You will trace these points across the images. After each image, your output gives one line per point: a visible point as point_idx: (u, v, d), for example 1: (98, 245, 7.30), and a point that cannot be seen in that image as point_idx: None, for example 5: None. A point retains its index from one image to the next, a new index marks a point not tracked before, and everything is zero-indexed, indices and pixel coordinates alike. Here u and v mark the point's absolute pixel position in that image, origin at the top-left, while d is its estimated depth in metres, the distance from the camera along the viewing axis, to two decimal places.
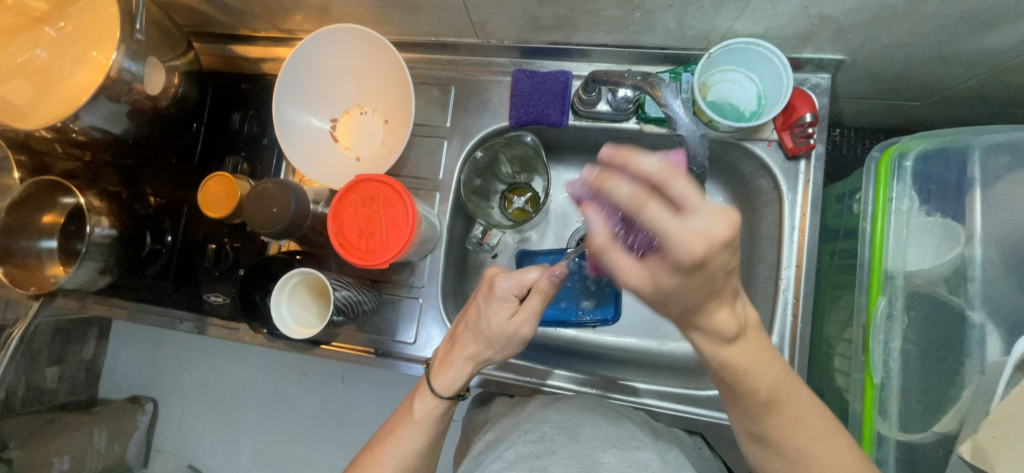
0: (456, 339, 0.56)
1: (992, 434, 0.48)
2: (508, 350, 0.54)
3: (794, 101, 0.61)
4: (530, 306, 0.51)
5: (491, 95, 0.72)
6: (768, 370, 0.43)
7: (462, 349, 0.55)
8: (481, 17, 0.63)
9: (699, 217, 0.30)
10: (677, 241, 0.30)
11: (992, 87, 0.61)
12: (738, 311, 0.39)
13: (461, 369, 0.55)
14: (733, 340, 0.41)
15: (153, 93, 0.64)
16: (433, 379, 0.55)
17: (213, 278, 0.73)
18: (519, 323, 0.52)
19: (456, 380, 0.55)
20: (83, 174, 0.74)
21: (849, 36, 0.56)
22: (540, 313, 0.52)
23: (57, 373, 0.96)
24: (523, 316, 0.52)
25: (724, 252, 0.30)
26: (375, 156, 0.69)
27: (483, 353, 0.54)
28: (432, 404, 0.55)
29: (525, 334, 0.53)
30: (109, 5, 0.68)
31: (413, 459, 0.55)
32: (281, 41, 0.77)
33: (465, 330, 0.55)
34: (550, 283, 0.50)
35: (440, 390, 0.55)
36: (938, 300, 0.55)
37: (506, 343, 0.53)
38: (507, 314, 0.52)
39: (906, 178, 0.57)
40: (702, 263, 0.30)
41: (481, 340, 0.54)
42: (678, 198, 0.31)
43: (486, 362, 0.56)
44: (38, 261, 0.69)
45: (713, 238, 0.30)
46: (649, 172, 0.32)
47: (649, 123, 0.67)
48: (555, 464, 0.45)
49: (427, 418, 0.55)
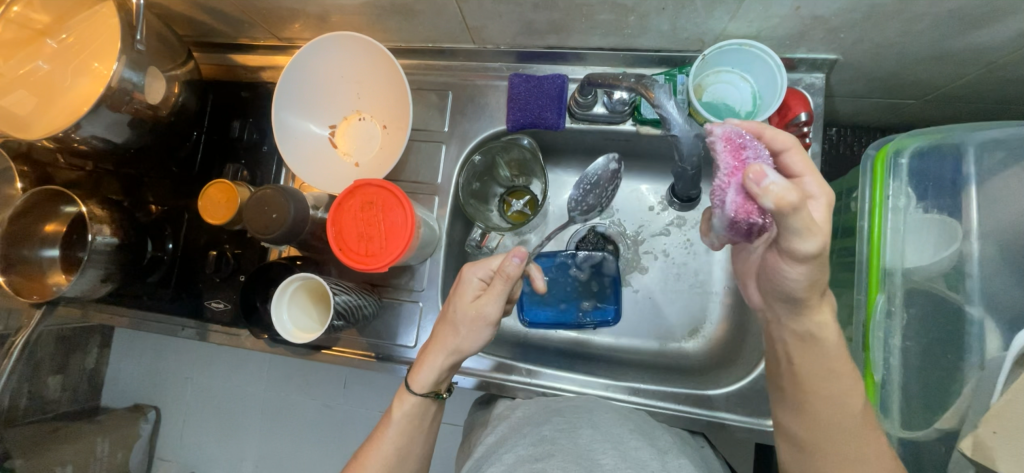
0: (432, 335, 0.57)
1: (992, 429, 0.48)
2: (474, 336, 0.54)
3: (789, 100, 0.62)
4: (494, 288, 0.52)
5: (488, 99, 0.73)
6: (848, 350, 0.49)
7: (436, 343, 0.55)
8: (478, 22, 0.64)
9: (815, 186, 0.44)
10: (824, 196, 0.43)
11: (984, 84, 0.62)
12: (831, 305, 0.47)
13: (429, 362, 0.55)
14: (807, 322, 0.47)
15: (153, 102, 0.65)
16: (409, 375, 0.56)
17: (215, 284, 0.74)
18: (481, 304, 0.53)
19: (425, 372, 0.55)
20: (86, 183, 0.75)
21: (842, 36, 0.56)
22: (506, 296, 0.52)
23: (60, 383, 0.96)
24: (487, 296, 0.52)
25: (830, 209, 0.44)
26: (374, 162, 0.69)
27: (452, 342, 0.54)
28: (409, 403, 0.56)
29: (491, 315, 0.53)
30: (109, 17, 0.68)
31: (394, 459, 0.55)
32: (279, 49, 0.78)
33: (439, 324, 0.56)
34: (514, 266, 0.50)
35: (413, 384, 0.55)
36: (937, 296, 0.55)
37: (471, 329, 0.53)
38: (472, 296, 0.53)
39: (902, 175, 0.57)
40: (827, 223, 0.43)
41: (450, 327, 0.54)
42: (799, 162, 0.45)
43: (456, 354, 0.54)
44: (40, 270, 0.70)
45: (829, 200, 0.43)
46: (782, 145, 0.46)
47: (645, 125, 0.67)
48: (553, 466, 0.45)
49: (404, 418, 0.56)
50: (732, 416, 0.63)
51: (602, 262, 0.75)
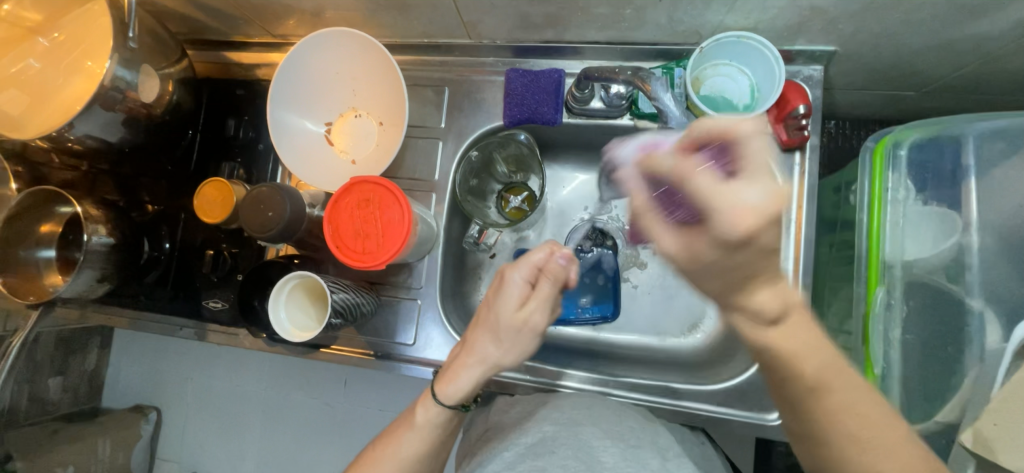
0: (467, 343, 0.55)
1: (992, 421, 0.49)
2: (516, 349, 0.53)
3: (787, 93, 0.61)
4: (540, 292, 0.52)
5: (484, 95, 0.72)
6: (816, 353, 0.41)
7: (472, 353, 0.54)
8: (473, 17, 0.63)
9: (752, 191, 0.34)
10: (725, 213, 0.34)
11: (982, 75, 0.61)
12: (782, 290, 0.40)
13: (467, 375, 0.54)
14: (776, 321, 0.41)
15: (147, 100, 0.65)
16: (438, 387, 0.55)
17: (212, 283, 0.73)
18: (528, 312, 0.52)
19: (460, 389, 0.54)
20: (81, 184, 0.75)
21: (840, 27, 0.56)
22: (553, 300, 0.52)
23: (60, 385, 0.97)
24: (533, 304, 0.52)
25: (774, 226, 0.34)
26: (370, 159, 0.69)
27: (494, 353, 0.53)
28: (434, 411, 0.55)
29: (538, 324, 0.52)
30: (101, 15, 0.67)
31: (414, 463, 0.55)
32: (274, 46, 0.77)
33: (476, 331, 0.55)
34: (559, 265, 0.52)
35: (441, 396, 0.54)
36: (937, 288, 0.55)
37: (517, 339, 0.53)
38: (518, 303, 0.52)
39: (901, 167, 0.57)
40: (746, 240, 0.34)
41: (492, 338, 0.53)
42: (744, 157, 0.34)
43: (497, 365, 0.54)
44: (36, 271, 0.69)
45: (763, 207, 0.33)
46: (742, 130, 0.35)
47: (643, 119, 0.66)
48: (554, 464, 0.46)
49: (428, 425, 0.55)
50: (732, 411, 0.63)
51: (598, 259, 0.75)
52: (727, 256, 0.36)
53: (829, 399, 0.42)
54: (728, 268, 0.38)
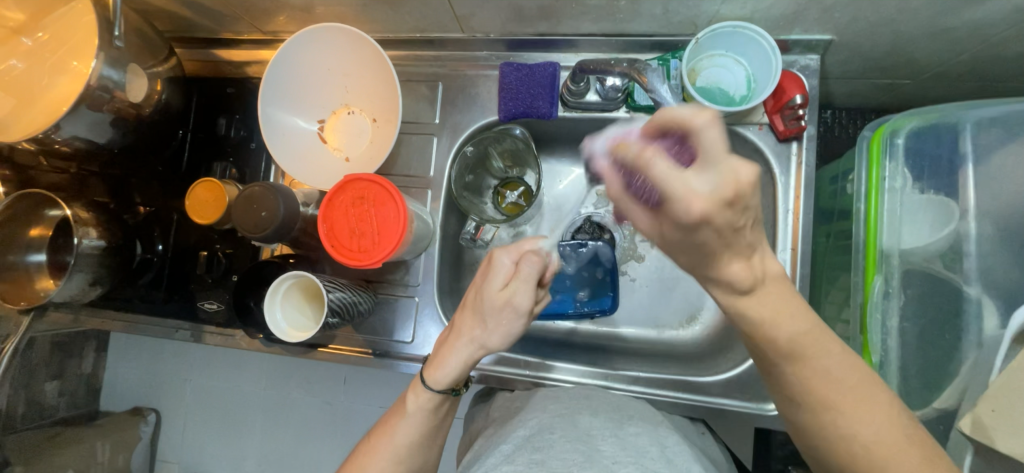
0: (455, 326, 0.55)
1: (991, 407, 0.49)
2: (501, 329, 0.52)
3: (784, 83, 0.61)
4: (523, 273, 0.50)
5: (479, 89, 0.71)
6: (790, 319, 0.41)
7: (461, 335, 0.53)
8: (466, 11, 0.63)
9: (705, 178, 0.32)
10: (679, 199, 0.32)
11: (978, 62, 0.61)
12: (754, 263, 0.38)
13: (455, 359, 0.53)
14: (748, 291, 0.40)
15: (136, 100, 0.63)
16: (426, 371, 0.54)
17: (207, 284, 0.73)
18: (511, 292, 0.50)
19: (447, 373, 0.53)
20: (70, 186, 0.73)
21: (836, 15, 0.55)
22: (536, 282, 0.50)
23: (57, 389, 0.96)
24: (516, 284, 0.50)
25: (728, 211, 0.32)
26: (364, 157, 0.68)
27: (481, 334, 0.52)
28: (425, 397, 0.54)
29: (521, 304, 0.51)
30: (87, 14, 0.66)
31: (410, 449, 0.55)
32: (264, 44, 0.76)
33: (464, 313, 0.54)
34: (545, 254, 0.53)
35: (428, 380, 0.54)
36: (935, 276, 0.55)
37: (501, 318, 0.51)
38: (502, 282, 0.51)
39: (898, 155, 0.56)
40: (701, 222, 0.32)
41: (477, 319, 0.52)
42: (701, 145, 0.33)
43: (484, 347, 0.53)
44: (26, 276, 0.68)
45: (715, 194, 0.32)
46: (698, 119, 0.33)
47: (639, 111, 0.67)
48: (553, 458, 0.44)
49: (420, 412, 0.54)
50: (732, 403, 0.63)
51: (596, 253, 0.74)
52: (684, 236, 0.35)
53: (808, 365, 0.41)
54: (689, 247, 0.36)
